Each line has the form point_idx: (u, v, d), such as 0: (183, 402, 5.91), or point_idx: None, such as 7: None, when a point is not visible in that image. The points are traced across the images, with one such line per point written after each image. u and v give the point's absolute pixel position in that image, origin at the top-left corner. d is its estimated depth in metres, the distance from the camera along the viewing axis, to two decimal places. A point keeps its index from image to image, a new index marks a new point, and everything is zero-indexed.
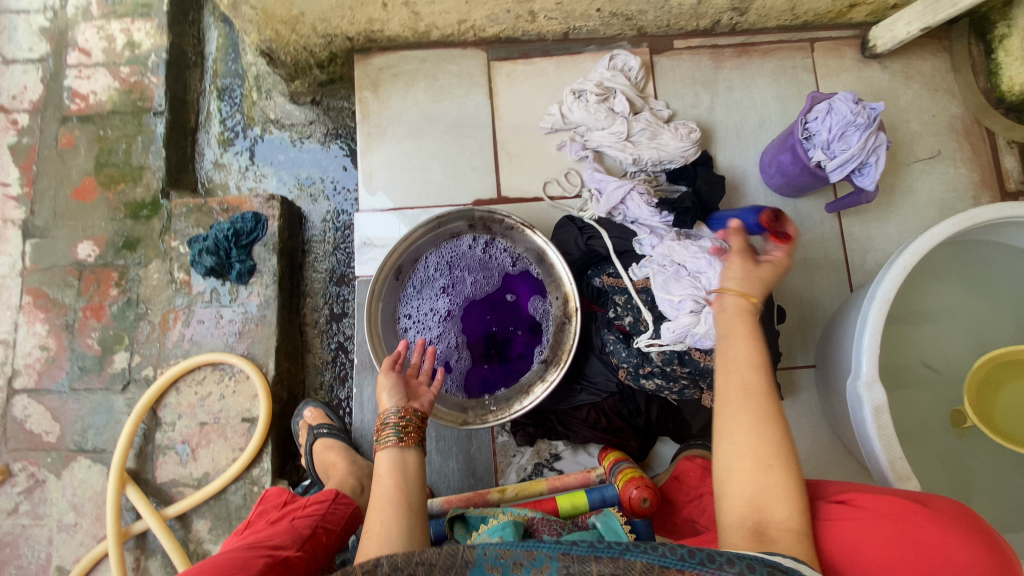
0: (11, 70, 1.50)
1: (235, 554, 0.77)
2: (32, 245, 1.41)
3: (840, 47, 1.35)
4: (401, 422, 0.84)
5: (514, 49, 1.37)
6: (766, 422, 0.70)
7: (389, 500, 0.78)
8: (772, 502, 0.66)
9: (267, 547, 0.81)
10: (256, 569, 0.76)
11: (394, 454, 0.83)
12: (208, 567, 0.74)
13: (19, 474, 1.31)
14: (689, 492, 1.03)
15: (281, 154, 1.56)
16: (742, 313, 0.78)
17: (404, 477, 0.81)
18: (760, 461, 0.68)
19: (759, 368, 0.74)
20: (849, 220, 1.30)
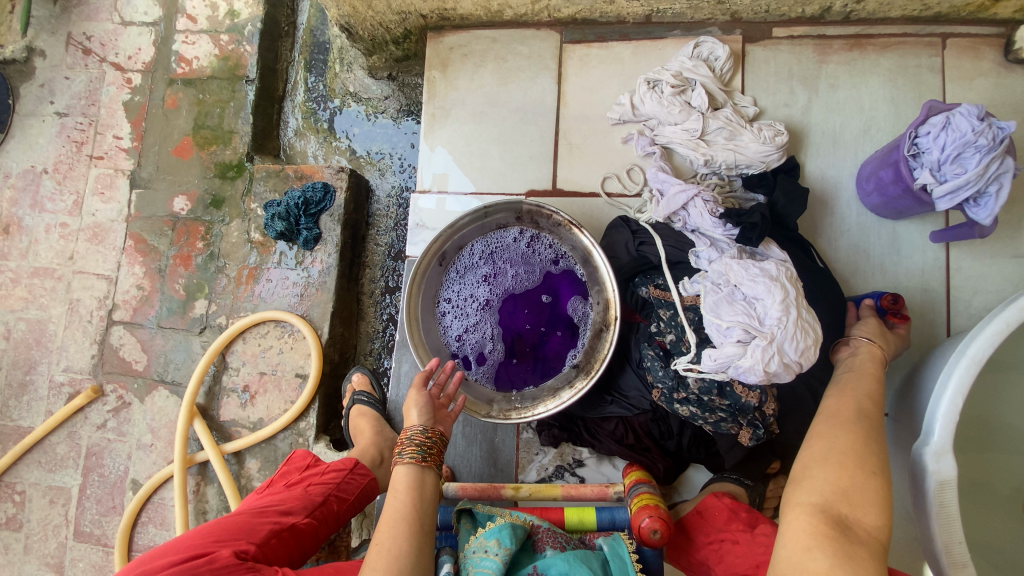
0: (129, 31, 1.64)
1: (245, 519, 0.87)
2: (137, 194, 1.58)
3: (980, 46, 1.13)
4: (418, 444, 0.93)
5: (591, 31, 1.28)
6: (871, 441, 0.77)
7: (403, 516, 0.84)
8: (861, 501, 0.70)
9: (277, 513, 0.90)
10: (261, 535, 0.85)
11: (411, 471, 0.91)
12: (218, 529, 0.83)
13: (111, 394, 1.51)
14: (710, 533, 0.95)
15: (356, 127, 1.62)
16: (874, 357, 0.92)
17: (420, 496, 0.88)
18: (865, 467, 0.73)
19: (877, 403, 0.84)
20: (957, 252, 1.11)
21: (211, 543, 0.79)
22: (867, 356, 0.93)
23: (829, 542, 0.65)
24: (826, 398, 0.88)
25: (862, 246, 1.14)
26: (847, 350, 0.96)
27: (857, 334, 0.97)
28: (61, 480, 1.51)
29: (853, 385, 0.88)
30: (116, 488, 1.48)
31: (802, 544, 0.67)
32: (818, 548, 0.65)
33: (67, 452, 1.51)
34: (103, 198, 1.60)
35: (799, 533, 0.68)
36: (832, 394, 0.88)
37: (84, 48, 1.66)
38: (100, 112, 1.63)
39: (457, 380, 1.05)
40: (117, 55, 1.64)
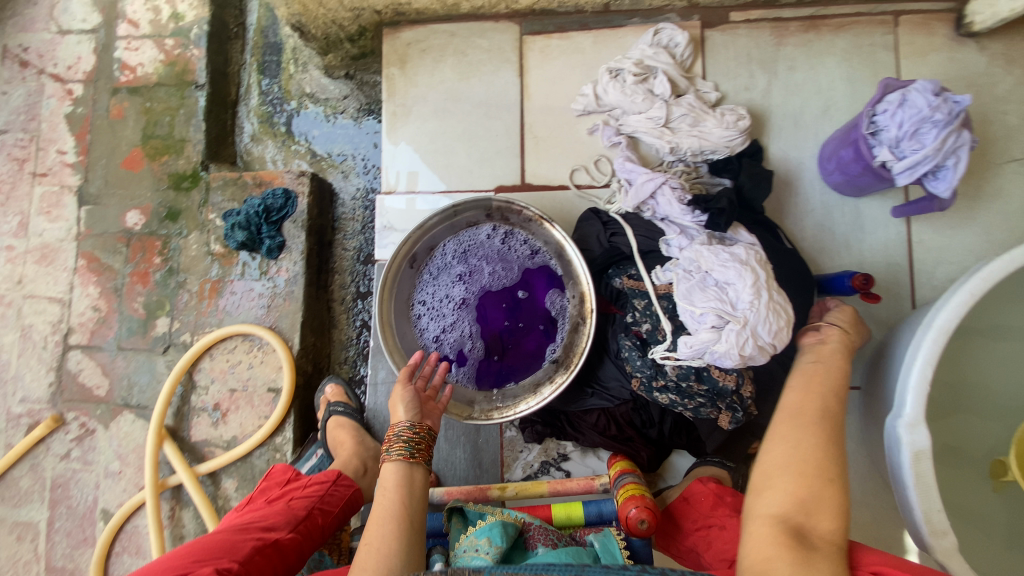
0: (67, 40, 1.56)
1: (225, 537, 0.82)
2: (86, 211, 1.50)
3: (931, 22, 1.16)
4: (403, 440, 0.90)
5: (550, 22, 1.27)
6: (834, 445, 0.76)
7: (392, 514, 0.83)
8: (822, 511, 0.70)
9: (259, 529, 0.86)
10: (242, 553, 0.81)
11: (399, 467, 0.89)
12: (199, 549, 0.80)
13: (73, 422, 1.45)
14: (696, 519, 0.96)
15: (316, 129, 1.58)
16: (842, 348, 0.91)
17: (409, 493, 0.86)
18: (819, 471, 0.73)
19: (840, 402, 0.83)
20: (918, 226, 1.14)
21: (189, 564, 0.77)
22: (836, 345, 0.91)
23: (788, 554, 0.65)
24: (790, 391, 0.86)
25: (828, 225, 1.16)
26: (814, 336, 0.95)
27: (825, 322, 0.95)
28: (27, 515, 1.44)
29: (819, 378, 0.86)
30: (85, 521, 1.42)
31: (763, 555, 0.67)
32: (779, 560, 0.65)
33: (31, 486, 1.45)
34: (49, 217, 1.51)
35: (760, 545, 0.68)
36: (795, 386, 0.86)
37: (21, 60, 1.57)
38: (41, 126, 1.54)
39: (442, 372, 1.01)
40: (56, 65, 1.55)
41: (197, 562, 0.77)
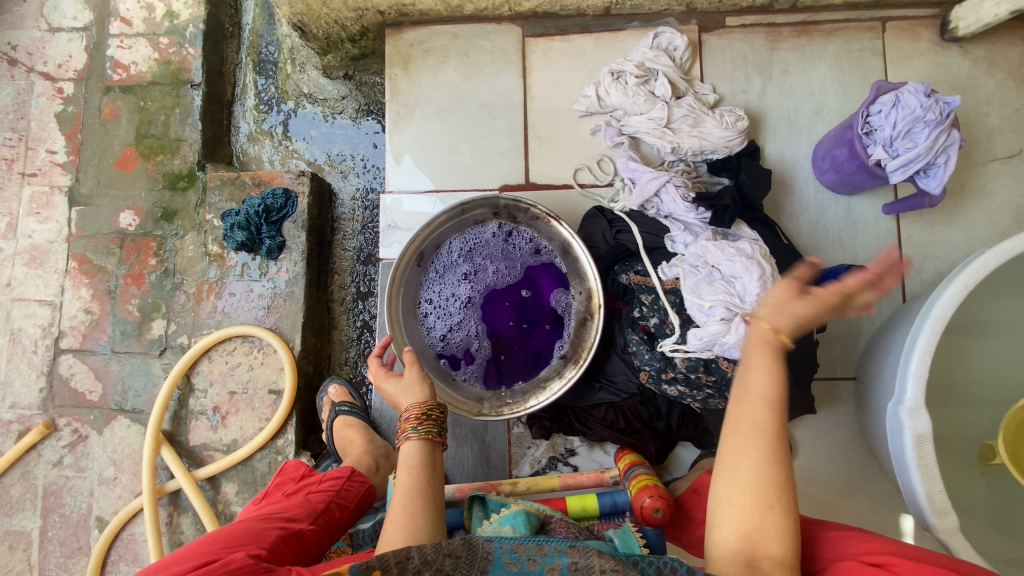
0: (58, 38, 1.54)
1: (250, 526, 0.82)
2: (77, 212, 1.47)
3: (916, 28, 1.23)
4: (419, 418, 0.89)
5: (552, 24, 1.29)
6: (774, 464, 0.66)
7: (416, 490, 0.85)
8: (771, 543, 0.64)
9: (281, 519, 0.86)
10: (270, 540, 0.80)
11: (419, 445, 0.89)
12: (224, 537, 0.77)
13: (66, 428, 1.42)
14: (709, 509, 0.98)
15: (314, 130, 1.57)
16: (766, 343, 0.70)
17: (429, 469, 0.89)
18: (762, 500, 0.65)
19: (773, 408, 0.67)
20: (908, 223, 1.20)
21: (219, 549, 0.74)
22: (755, 339, 0.71)
23: None
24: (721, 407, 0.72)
25: (822, 223, 1.21)
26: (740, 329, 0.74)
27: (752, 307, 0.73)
28: (19, 524, 1.42)
29: (746, 386, 0.70)
30: (78, 529, 1.40)
31: None
32: None
33: (23, 493, 1.43)
34: (40, 218, 1.49)
35: None
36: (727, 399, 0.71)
37: (9, 58, 1.54)
38: (30, 126, 1.52)
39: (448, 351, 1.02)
40: (46, 64, 1.53)
41: (227, 546, 0.75)
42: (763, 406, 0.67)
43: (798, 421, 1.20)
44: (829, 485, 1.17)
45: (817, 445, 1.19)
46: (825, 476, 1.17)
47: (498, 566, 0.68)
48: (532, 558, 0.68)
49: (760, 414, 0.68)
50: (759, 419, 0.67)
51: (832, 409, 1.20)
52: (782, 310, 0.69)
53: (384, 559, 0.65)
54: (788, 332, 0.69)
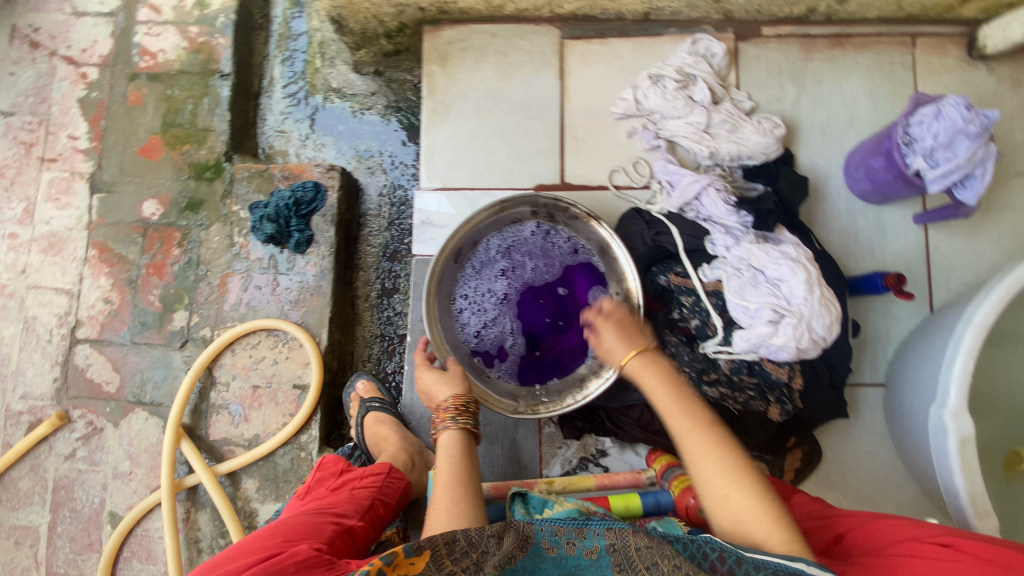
0: (83, 22, 1.52)
1: (307, 520, 0.85)
2: (99, 199, 1.45)
3: (945, 45, 1.26)
4: (459, 409, 0.96)
5: (590, 27, 1.30)
6: (707, 455, 0.72)
7: (456, 478, 0.87)
8: (754, 523, 0.67)
9: (334, 514, 0.89)
10: (326, 535, 0.84)
11: (456, 434, 0.94)
12: (284, 530, 0.81)
13: (80, 420, 1.38)
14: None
15: (342, 125, 1.57)
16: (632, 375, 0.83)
17: (464, 457, 0.92)
18: (724, 493, 0.70)
19: (675, 411, 0.76)
20: (935, 233, 1.22)
21: (281, 543, 0.78)
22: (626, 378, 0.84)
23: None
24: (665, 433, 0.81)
25: (853, 231, 1.23)
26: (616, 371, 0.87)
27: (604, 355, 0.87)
28: (26, 518, 1.38)
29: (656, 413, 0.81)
30: (89, 524, 1.36)
31: None
32: None
33: (31, 487, 1.39)
34: (59, 205, 1.46)
35: None
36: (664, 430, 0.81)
37: (32, 41, 1.52)
38: (51, 110, 1.49)
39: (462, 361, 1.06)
40: (69, 48, 1.51)
41: (289, 540, 0.79)
42: (674, 416, 0.76)
43: (827, 426, 1.20)
44: (857, 490, 1.18)
45: (845, 449, 1.19)
46: (853, 481, 1.18)
47: (537, 547, 0.69)
48: (571, 541, 0.69)
49: (680, 421, 0.76)
50: (680, 426, 0.75)
51: (859, 415, 1.20)
52: (611, 347, 0.84)
53: (434, 543, 0.67)
54: (641, 350, 0.83)
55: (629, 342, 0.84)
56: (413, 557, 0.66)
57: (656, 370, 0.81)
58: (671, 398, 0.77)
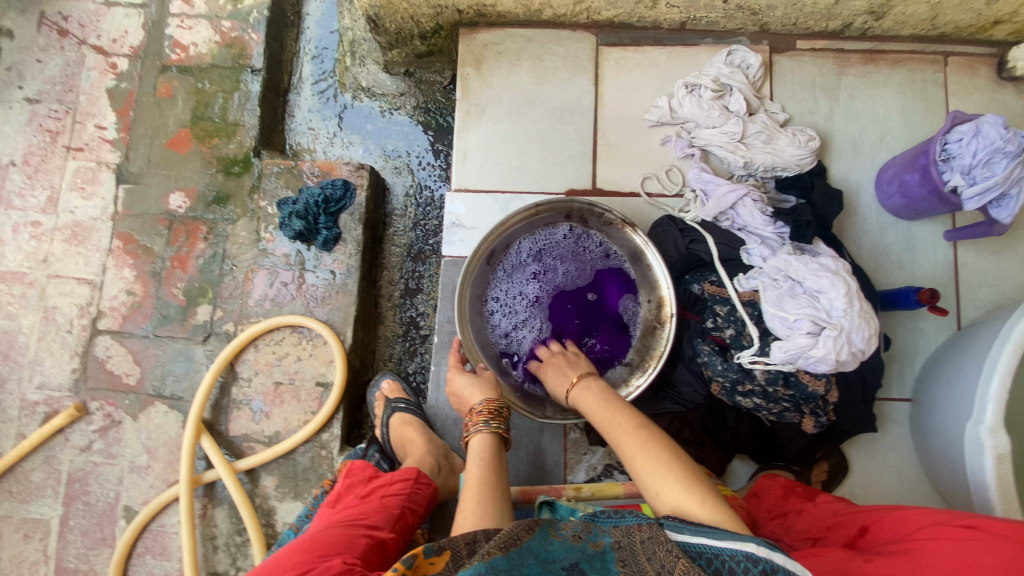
0: (114, 13, 1.51)
1: (340, 533, 0.84)
2: (125, 190, 1.44)
3: (976, 64, 1.27)
4: (492, 412, 0.95)
5: (626, 35, 1.31)
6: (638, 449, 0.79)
7: (484, 481, 0.86)
8: (684, 507, 0.70)
9: (365, 526, 0.88)
10: (360, 550, 0.83)
11: (488, 439, 0.94)
12: (318, 544, 0.81)
13: (97, 412, 1.36)
14: (771, 509, 1.02)
15: (370, 124, 1.56)
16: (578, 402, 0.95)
17: (493, 463, 0.90)
18: (655, 487, 0.75)
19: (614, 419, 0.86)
20: (964, 250, 1.23)
21: (315, 559, 0.78)
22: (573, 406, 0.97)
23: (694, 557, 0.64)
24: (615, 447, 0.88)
25: (882, 245, 1.23)
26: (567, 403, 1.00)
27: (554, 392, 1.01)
28: (36, 511, 1.34)
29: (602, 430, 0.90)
30: (102, 520, 1.33)
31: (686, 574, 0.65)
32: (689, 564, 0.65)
33: (43, 480, 1.35)
34: (84, 194, 1.45)
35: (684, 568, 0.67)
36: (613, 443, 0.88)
37: (60, 29, 1.51)
38: (79, 99, 1.49)
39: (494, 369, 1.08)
40: (99, 37, 1.50)
41: (323, 555, 0.79)
42: (608, 430, 0.86)
43: (854, 439, 1.20)
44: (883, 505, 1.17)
45: (872, 463, 1.18)
46: (879, 496, 1.17)
47: (544, 532, 0.68)
48: (577, 534, 0.69)
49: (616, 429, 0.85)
50: (613, 436, 0.85)
51: (886, 430, 1.20)
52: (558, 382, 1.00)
53: (454, 544, 0.67)
54: (576, 380, 0.98)
55: (565, 377, 1.00)
56: (434, 557, 0.66)
57: (593, 395, 0.94)
58: (604, 415, 0.89)
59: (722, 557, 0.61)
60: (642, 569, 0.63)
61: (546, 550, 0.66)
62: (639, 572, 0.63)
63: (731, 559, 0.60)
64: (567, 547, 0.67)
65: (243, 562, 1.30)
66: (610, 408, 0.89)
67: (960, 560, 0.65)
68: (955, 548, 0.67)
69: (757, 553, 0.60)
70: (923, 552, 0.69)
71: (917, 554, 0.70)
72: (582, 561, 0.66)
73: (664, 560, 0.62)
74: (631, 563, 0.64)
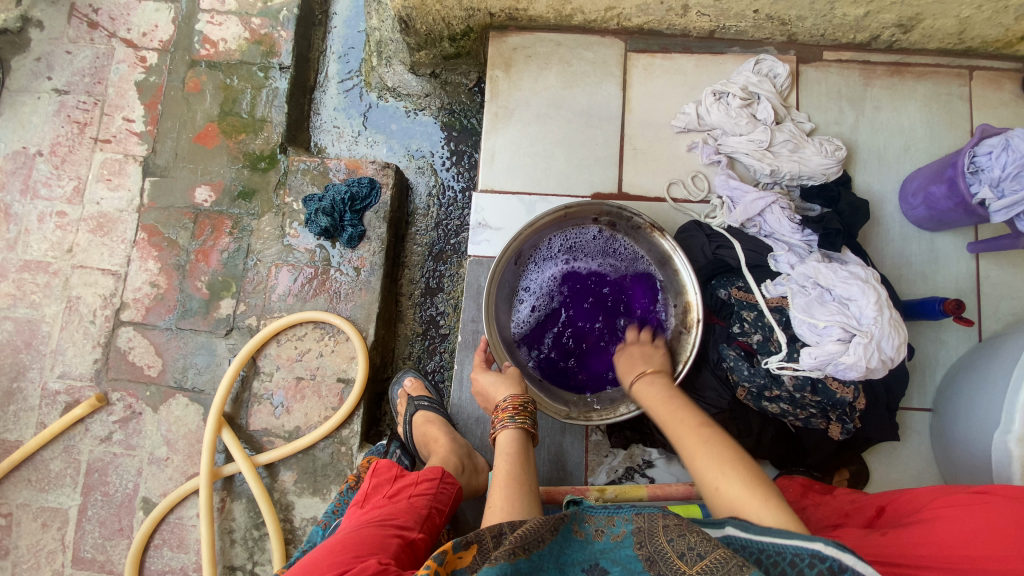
0: (144, 7, 1.53)
1: (372, 533, 0.83)
2: (152, 182, 1.45)
3: (1000, 79, 1.28)
4: (517, 408, 0.95)
5: (655, 42, 1.33)
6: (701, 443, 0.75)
7: (511, 478, 0.85)
8: (747, 508, 0.67)
9: (396, 527, 0.87)
10: (393, 550, 0.82)
11: (514, 434, 0.93)
12: (352, 544, 0.80)
13: (118, 403, 1.37)
14: (788, 504, 1.02)
15: (394, 124, 1.57)
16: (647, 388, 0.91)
17: (519, 460, 0.90)
18: (715, 484, 0.71)
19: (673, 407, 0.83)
20: (986, 263, 1.24)
21: (350, 560, 0.77)
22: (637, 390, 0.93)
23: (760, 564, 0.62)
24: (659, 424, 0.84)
25: (906, 256, 1.24)
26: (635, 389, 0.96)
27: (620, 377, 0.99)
28: (54, 501, 1.34)
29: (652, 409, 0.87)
30: (120, 511, 1.33)
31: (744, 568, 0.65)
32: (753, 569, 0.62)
33: (62, 469, 1.35)
34: (110, 185, 1.46)
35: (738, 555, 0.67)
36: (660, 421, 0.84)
37: (90, 21, 1.52)
38: (107, 91, 1.50)
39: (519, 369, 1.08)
40: (129, 31, 1.52)
41: (358, 557, 0.78)
42: (667, 422, 0.81)
43: (874, 448, 1.20)
44: None
45: (892, 472, 1.19)
46: None
47: (567, 530, 0.69)
48: (600, 529, 0.69)
49: (675, 422, 0.80)
50: (672, 429, 0.80)
51: (907, 439, 1.20)
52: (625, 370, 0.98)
53: (481, 536, 0.66)
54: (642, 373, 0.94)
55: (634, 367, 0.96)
56: (462, 552, 0.66)
57: (657, 387, 0.90)
58: (666, 409, 0.84)
59: (784, 554, 0.61)
60: (663, 550, 0.63)
61: (564, 552, 0.67)
62: (659, 554, 0.63)
63: (795, 556, 0.60)
64: (587, 546, 0.68)
65: (261, 557, 1.30)
66: (673, 403, 0.84)
67: (969, 523, 0.70)
68: (967, 513, 0.71)
69: (825, 551, 0.59)
70: (935, 519, 0.74)
71: (929, 522, 0.74)
72: (602, 559, 0.66)
73: (699, 542, 0.60)
74: (649, 545, 0.65)
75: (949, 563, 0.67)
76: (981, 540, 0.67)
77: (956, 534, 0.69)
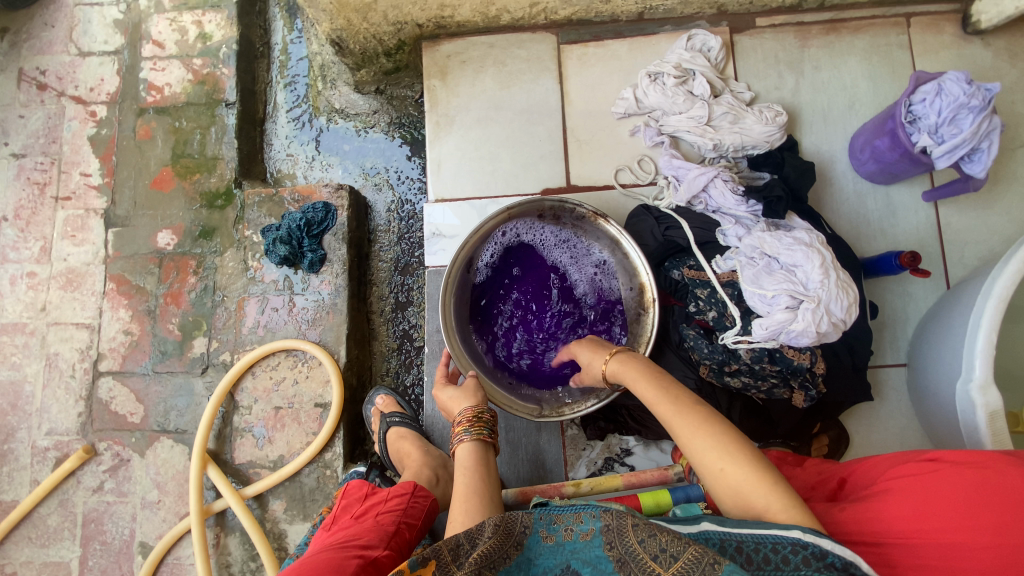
0: (88, 62, 1.56)
1: (329, 556, 0.83)
2: (115, 233, 1.48)
3: (939, 22, 1.27)
4: (472, 419, 0.95)
5: (586, 31, 1.33)
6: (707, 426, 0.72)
7: (474, 491, 0.84)
8: (753, 492, 0.67)
9: (357, 547, 0.87)
10: (350, 569, 0.82)
11: (472, 447, 0.93)
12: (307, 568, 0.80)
13: (106, 452, 1.39)
14: None
15: (346, 144, 1.58)
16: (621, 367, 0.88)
17: (478, 471, 0.89)
18: (717, 467, 0.70)
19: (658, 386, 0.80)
20: (946, 210, 1.22)
21: None
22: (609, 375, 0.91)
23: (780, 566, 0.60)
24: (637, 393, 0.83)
25: (862, 213, 1.23)
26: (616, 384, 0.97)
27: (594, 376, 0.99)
28: (56, 554, 1.37)
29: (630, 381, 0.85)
30: (118, 558, 1.35)
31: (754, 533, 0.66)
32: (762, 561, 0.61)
33: (59, 523, 1.37)
34: (75, 241, 1.49)
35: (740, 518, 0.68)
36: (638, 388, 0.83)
37: (39, 83, 1.55)
38: (63, 149, 1.53)
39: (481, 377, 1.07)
40: (77, 88, 1.55)
41: None
42: (653, 403, 0.79)
43: (853, 409, 1.18)
44: None
45: (874, 432, 1.17)
46: None
47: (533, 539, 0.66)
48: (569, 527, 0.66)
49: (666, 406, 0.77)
50: (659, 411, 0.78)
51: (884, 396, 1.18)
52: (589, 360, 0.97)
53: (438, 551, 0.62)
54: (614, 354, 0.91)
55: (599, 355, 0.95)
56: (418, 569, 0.61)
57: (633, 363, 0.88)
58: (649, 388, 0.81)
59: (763, 544, 0.61)
60: (634, 550, 0.62)
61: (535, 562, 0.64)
62: (630, 556, 0.61)
63: (776, 544, 0.60)
64: (558, 549, 0.65)
65: None
66: (655, 383, 0.81)
67: (921, 493, 0.68)
68: (920, 480, 0.70)
69: (803, 539, 0.60)
70: (891, 490, 0.72)
71: (883, 494, 0.72)
72: (573, 561, 0.64)
73: (670, 543, 0.60)
74: (620, 546, 0.63)
75: (906, 538, 0.66)
76: (935, 512, 0.65)
77: (909, 506, 0.68)
